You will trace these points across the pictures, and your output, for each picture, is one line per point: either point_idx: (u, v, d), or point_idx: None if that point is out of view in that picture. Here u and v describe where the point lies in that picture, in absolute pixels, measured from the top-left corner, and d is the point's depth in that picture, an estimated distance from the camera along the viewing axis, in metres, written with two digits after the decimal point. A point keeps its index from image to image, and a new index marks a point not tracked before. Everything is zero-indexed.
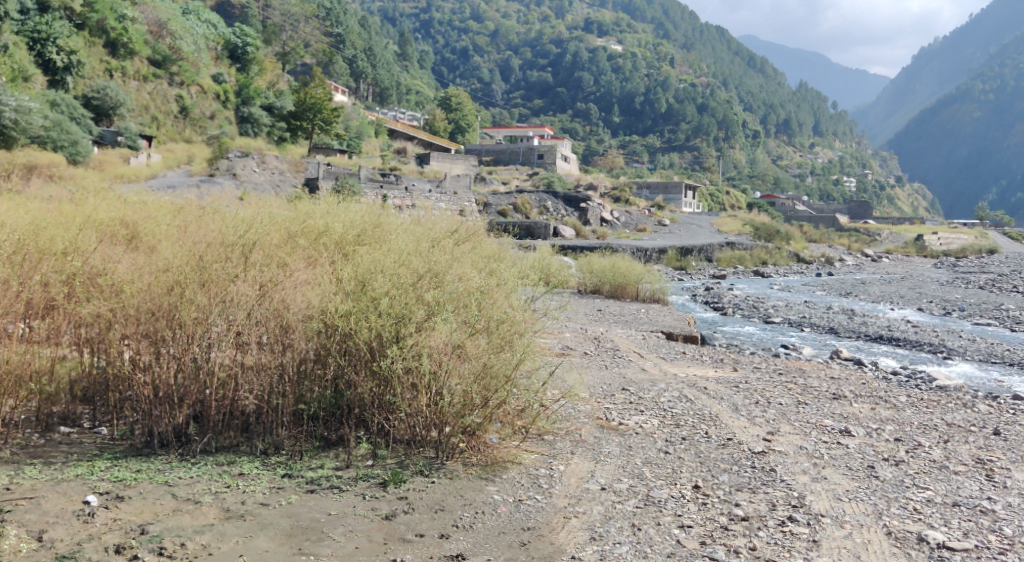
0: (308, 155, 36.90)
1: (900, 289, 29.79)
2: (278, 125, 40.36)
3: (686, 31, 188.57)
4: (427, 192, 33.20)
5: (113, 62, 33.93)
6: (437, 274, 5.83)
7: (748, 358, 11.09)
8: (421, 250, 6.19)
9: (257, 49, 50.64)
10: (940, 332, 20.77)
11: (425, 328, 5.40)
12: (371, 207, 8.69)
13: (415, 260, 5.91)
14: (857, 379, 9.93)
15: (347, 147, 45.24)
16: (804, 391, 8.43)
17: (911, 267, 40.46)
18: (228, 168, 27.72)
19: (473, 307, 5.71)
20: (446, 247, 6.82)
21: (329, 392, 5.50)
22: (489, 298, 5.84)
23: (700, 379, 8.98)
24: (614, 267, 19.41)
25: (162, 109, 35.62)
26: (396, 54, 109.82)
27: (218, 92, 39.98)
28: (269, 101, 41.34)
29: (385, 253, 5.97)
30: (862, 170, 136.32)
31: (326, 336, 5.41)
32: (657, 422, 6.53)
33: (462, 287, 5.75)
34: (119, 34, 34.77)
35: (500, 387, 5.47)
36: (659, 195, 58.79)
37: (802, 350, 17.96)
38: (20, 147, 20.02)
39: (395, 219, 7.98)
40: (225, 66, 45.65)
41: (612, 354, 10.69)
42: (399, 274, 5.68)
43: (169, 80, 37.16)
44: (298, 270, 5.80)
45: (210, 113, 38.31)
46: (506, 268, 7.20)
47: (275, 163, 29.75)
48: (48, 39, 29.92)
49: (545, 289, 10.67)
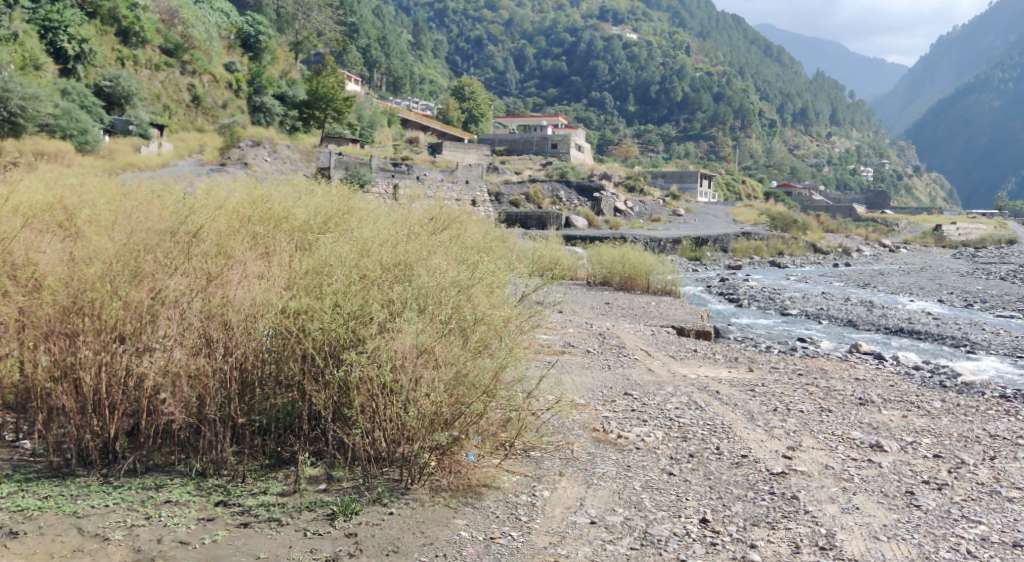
0: (320, 144, 36.31)
1: (920, 280, 28.79)
2: (290, 114, 39.81)
3: (701, 20, 186.64)
4: (438, 182, 32.46)
5: (124, 51, 33.39)
6: (405, 269, 5.15)
7: (764, 356, 10.30)
8: (389, 241, 5.49)
9: (270, 38, 50.02)
10: (962, 324, 19.84)
11: (388, 329, 4.68)
12: (345, 195, 8.00)
13: (379, 253, 5.21)
14: (882, 379, 9.12)
15: (359, 137, 44.60)
16: (826, 395, 7.62)
17: (929, 257, 39.44)
18: (240, 157, 27.09)
19: (446, 305, 5.01)
20: (420, 239, 6.12)
21: (284, 399, 4.73)
22: (463, 296, 5.14)
23: (712, 382, 8.19)
24: (625, 256, 18.57)
25: (174, 98, 35.02)
26: (411, 44, 108.92)
27: (230, 81, 39.10)
28: (281, 90, 40.79)
29: (347, 245, 5.26)
30: (880, 160, 134.49)
31: (276, 336, 4.66)
32: (660, 435, 5.75)
33: (433, 282, 5.06)
34: (132, 22, 34.27)
35: (477, 399, 4.70)
36: (673, 184, 57.83)
37: (819, 344, 17.10)
38: (29, 136, 19.38)
39: (369, 210, 7.27)
40: (237, 55, 45.05)
41: (617, 352, 9.91)
42: (361, 267, 4.99)
43: (181, 69, 36.53)
44: (249, 260, 5.10)
45: (223, 102, 37.75)
46: (490, 261, 6.48)
47: (286, 152, 29.14)
48: (60, 28, 29.37)
49: (541, 282, 9.89)
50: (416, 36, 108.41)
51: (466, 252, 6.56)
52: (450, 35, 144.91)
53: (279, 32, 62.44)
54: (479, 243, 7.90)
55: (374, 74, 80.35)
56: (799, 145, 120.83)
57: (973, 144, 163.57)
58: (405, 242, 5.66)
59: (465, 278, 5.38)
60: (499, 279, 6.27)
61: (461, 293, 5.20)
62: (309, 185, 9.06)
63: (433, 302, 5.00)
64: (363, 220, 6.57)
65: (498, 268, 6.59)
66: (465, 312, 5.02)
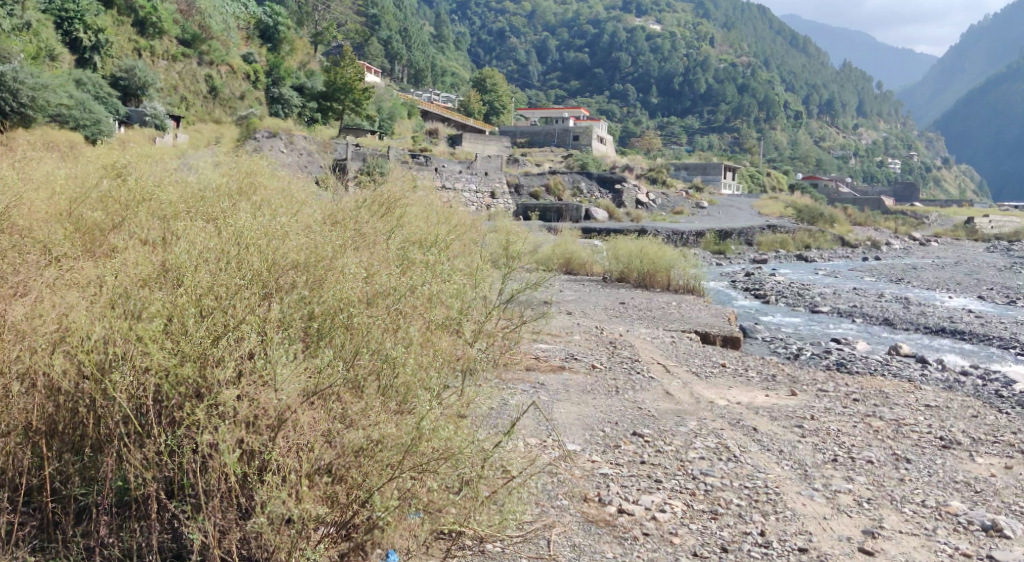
0: (335, 135, 34.85)
1: (955, 274, 26.80)
2: (308, 105, 39.14)
3: (726, 10, 183.23)
4: (457, 174, 30.89)
5: (142, 42, 32.01)
6: (288, 284, 3.70)
7: (806, 372, 8.56)
8: (278, 234, 3.98)
9: (288, 28, 48.59)
10: (1009, 323, 17.91)
11: (253, 374, 3.16)
12: (263, 182, 6.45)
13: (257, 252, 3.74)
14: (957, 406, 7.34)
15: (378, 129, 43.11)
16: (897, 435, 5.88)
17: (961, 251, 37.43)
18: (255, 148, 25.80)
19: (350, 333, 3.56)
20: (337, 239, 4.66)
21: (93, 481, 3.14)
22: (378, 316, 3.67)
23: (748, 412, 6.48)
24: (642, 251, 16.75)
25: (191, 89, 33.53)
26: (433, 36, 107.06)
27: (248, 72, 37.57)
28: (299, 81, 39.73)
29: (211, 238, 3.75)
30: (907, 152, 131.25)
31: (82, 379, 3.11)
32: (678, 509, 4.10)
33: (334, 299, 3.60)
34: (149, 12, 32.86)
35: (388, 482, 3.14)
36: (696, 176, 55.87)
37: (854, 347, 15.24)
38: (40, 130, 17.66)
39: (283, 200, 5.75)
40: (256, 46, 43.57)
41: (629, 368, 8.20)
42: (225, 274, 3.49)
43: (199, 60, 34.95)
44: (68, 268, 3.60)
45: (240, 94, 36.29)
46: (437, 264, 5.05)
47: (303, 143, 28.04)
48: (77, 17, 28.21)
49: (533, 284, 8.19)
50: (438, 28, 106.58)
51: (406, 252, 5.10)
52: (472, 27, 142.68)
53: (298, 24, 60.95)
54: (434, 242, 6.42)
55: (395, 66, 78.65)
56: (825, 136, 117.81)
57: (1003, 136, 159.33)
58: (310, 238, 4.18)
59: (385, 290, 3.93)
60: (448, 280, 4.83)
61: (377, 315, 3.74)
62: (230, 163, 7.46)
63: (332, 329, 3.56)
64: (261, 206, 5.07)
65: (447, 267, 5.12)
66: (374, 344, 3.51)
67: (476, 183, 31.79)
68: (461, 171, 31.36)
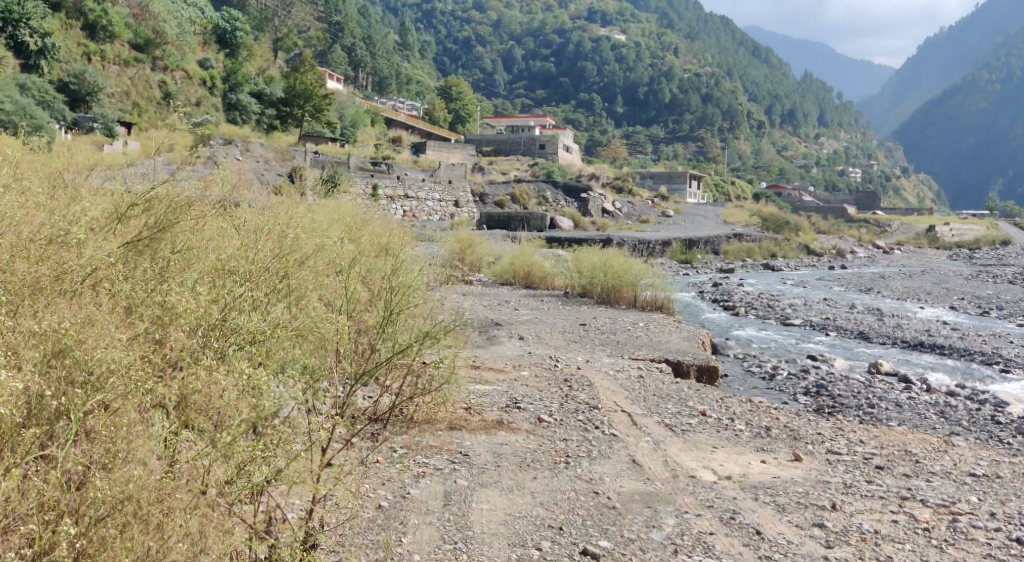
0: (294, 141, 33.01)
1: (925, 284, 25.55)
2: (267, 112, 37.10)
3: (689, 22, 183.47)
4: (419, 182, 29.28)
5: (92, 46, 30.55)
6: None
7: (807, 421, 6.95)
8: None
9: (247, 34, 46.57)
10: (988, 336, 16.52)
11: None
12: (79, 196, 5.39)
13: None
14: (1009, 474, 5.63)
15: (341, 136, 41.18)
16: (958, 537, 4.32)
17: (926, 259, 36.49)
18: (209, 155, 24.44)
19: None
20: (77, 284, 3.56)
21: None
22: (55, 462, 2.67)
23: (751, 494, 4.84)
24: (607, 262, 14.92)
25: (144, 95, 31.74)
26: (399, 44, 105.02)
27: (204, 77, 35.56)
28: (257, 87, 37.87)
29: None
30: (868, 162, 131.94)
31: None
32: None
33: None
34: (99, 15, 31.31)
35: None
36: (663, 185, 54.61)
37: (832, 365, 13.57)
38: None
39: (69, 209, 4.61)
40: (212, 52, 41.62)
41: (592, 423, 6.42)
42: None
43: (152, 65, 33.22)
44: None
45: (197, 100, 34.36)
46: (238, 296, 3.89)
47: (260, 150, 26.34)
48: (21, 20, 26.77)
49: (451, 321, 6.36)
50: (403, 35, 104.57)
51: (207, 283, 3.99)
52: (439, 36, 140.53)
53: (256, 32, 58.88)
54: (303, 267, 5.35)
55: (360, 73, 76.38)
56: (787, 146, 117.83)
57: (960, 146, 161.14)
58: None
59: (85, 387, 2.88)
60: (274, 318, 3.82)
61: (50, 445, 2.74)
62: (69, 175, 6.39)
63: None
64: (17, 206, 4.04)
65: (270, 304, 4.01)
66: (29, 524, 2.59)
67: (440, 192, 30.00)
68: (424, 178, 29.74)
